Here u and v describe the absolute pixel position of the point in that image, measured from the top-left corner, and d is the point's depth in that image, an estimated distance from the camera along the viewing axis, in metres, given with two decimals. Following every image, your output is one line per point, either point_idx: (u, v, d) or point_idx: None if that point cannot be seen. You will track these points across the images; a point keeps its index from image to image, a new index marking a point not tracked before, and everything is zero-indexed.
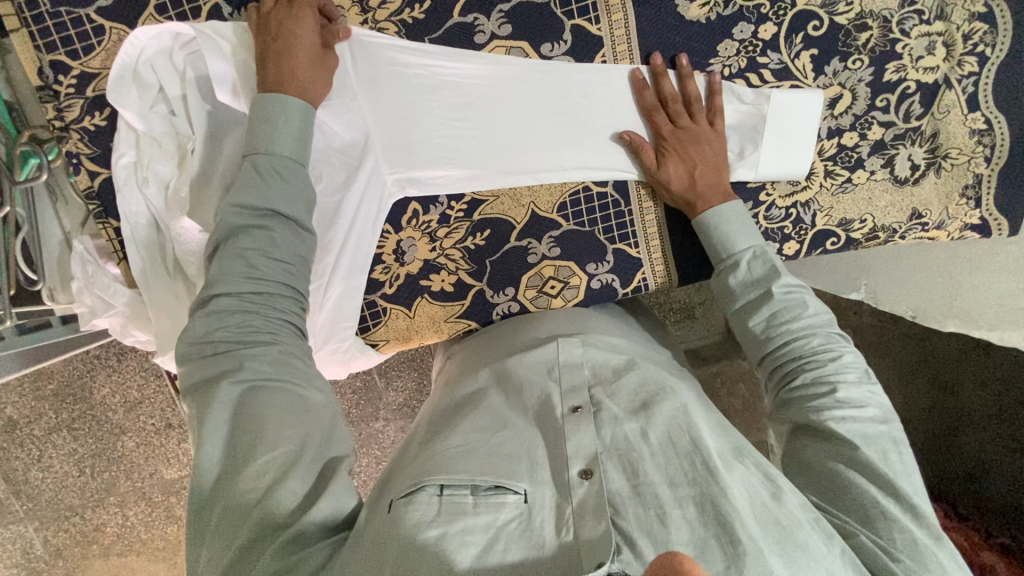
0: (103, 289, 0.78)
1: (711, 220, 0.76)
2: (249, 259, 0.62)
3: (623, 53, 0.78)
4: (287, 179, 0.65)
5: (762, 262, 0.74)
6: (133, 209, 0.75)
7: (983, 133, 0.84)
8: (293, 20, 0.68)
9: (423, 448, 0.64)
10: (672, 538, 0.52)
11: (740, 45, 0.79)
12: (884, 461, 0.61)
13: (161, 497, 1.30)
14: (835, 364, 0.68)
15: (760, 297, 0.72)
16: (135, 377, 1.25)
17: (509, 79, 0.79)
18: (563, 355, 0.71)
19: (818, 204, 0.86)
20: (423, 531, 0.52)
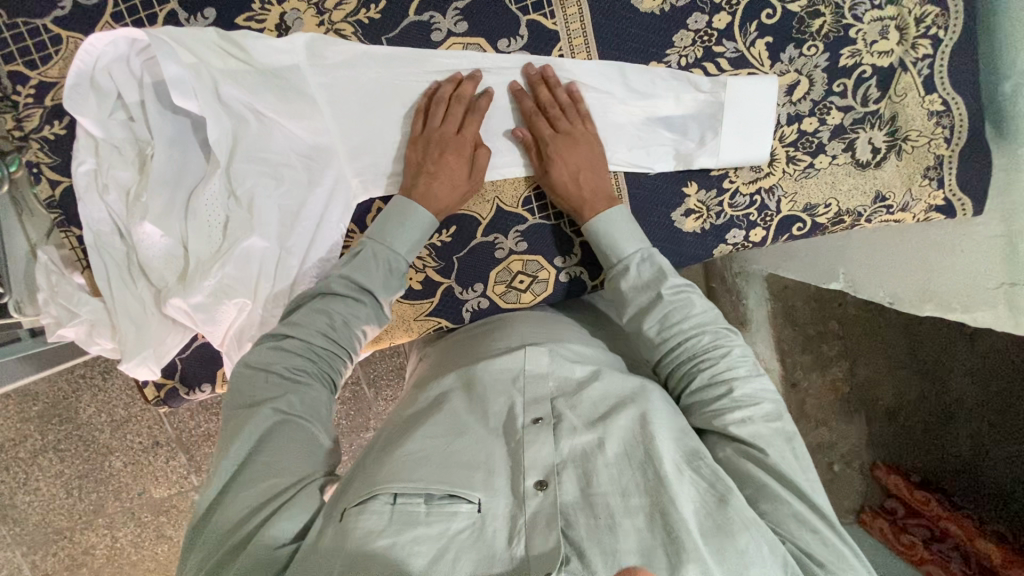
0: (68, 299, 0.78)
1: (602, 225, 0.76)
2: (329, 321, 0.69)
3: (579, 46, 0.79)
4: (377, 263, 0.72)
5: (649, 264, 0.74)
6: (95, 216, 0.75)
7: (941, 115, 0.85)
8: (454, 148, 0.75)
9: (376, 457, 0.63)
10: (620, 546, 0.53)
11: (695, 35, 0.80)
12: (785, 458, 0.61)
13: (150, 516, 1.28)
14: (724, 363, 0.67)
15: (649, 301, 0.72)
16: (121, 396, 1.24)
17: (469, 75, 0.78)
18: (529, 365, 0.70)
19: (782, 189, 0.87)
20: (372, 540, 0.52)
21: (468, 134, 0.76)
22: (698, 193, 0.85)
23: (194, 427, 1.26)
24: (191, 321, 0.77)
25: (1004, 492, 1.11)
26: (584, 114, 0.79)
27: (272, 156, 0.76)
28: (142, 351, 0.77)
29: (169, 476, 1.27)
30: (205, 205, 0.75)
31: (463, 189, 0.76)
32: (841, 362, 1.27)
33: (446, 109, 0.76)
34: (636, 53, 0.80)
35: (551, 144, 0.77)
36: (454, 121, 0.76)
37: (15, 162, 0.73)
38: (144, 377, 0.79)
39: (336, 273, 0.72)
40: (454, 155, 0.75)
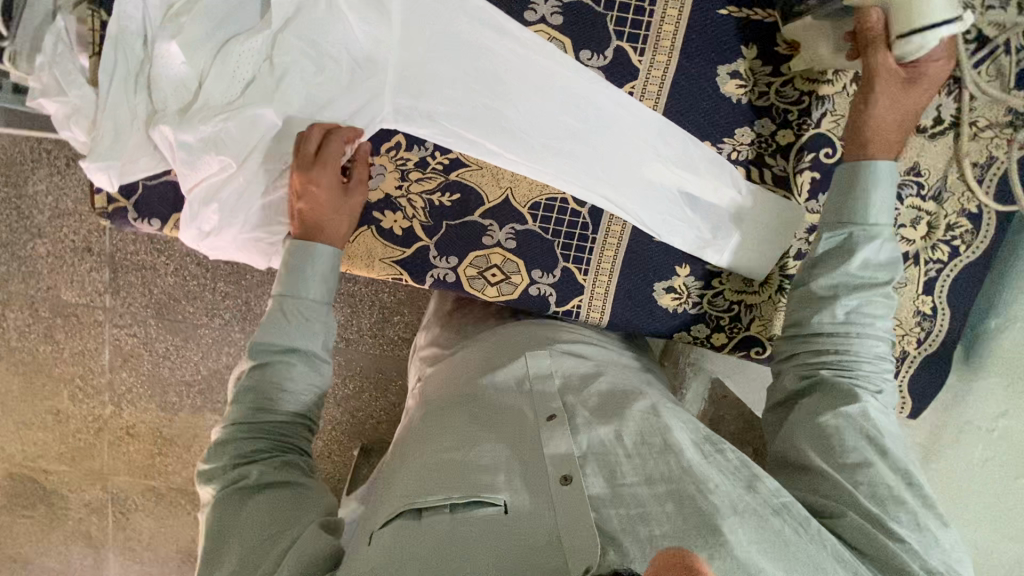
0: (62, 73, 0.75)
1: (867, 177, 0.70)
2: (267, 392, 0.68)
3: (651, 93, 0.79)
4: (301, 316, 0.71)
5: (884, 244, 0.70)
6: (128, 10, 0.73)
7: (926, 318, 0.89)
8: (315, 171, 0.74)
9: (412, 461, 0.67)
10: (656, 532, 0.55)
11: (756, 138, 0.81)
12: (900, 457, 0.63)
13: (48, 313, 1.28)
14: (872, 383, 0.68)
15: (863, 282, 0.70)
16: (73, 187, 1.21)
17: (539, 65, 0.77)
18: (532, 369, 0.74)
19: (759, 311, 0.88)
20: (412, 545, 0.55)
21: (326, 159, 0.74)
22: (687, 277, 0.86)
23: (131, 253, 1.25)
24: (171, 156, 0.75)
25: None
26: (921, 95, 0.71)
27: (322, 43, 0.74)
28: (109, 159, 0.74)
29: (86, 284, 1.26)
30: (238, 55, 0.73)
31: (347, 209, 0.76)
32: None
33: (305, 135, 0.74)
34: (696, 125, 0.80)
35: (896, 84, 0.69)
36: (311, 142, 0.74)
37: None
38: (99, 185, 0.75)
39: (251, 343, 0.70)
40: (326, 178, 0.74)
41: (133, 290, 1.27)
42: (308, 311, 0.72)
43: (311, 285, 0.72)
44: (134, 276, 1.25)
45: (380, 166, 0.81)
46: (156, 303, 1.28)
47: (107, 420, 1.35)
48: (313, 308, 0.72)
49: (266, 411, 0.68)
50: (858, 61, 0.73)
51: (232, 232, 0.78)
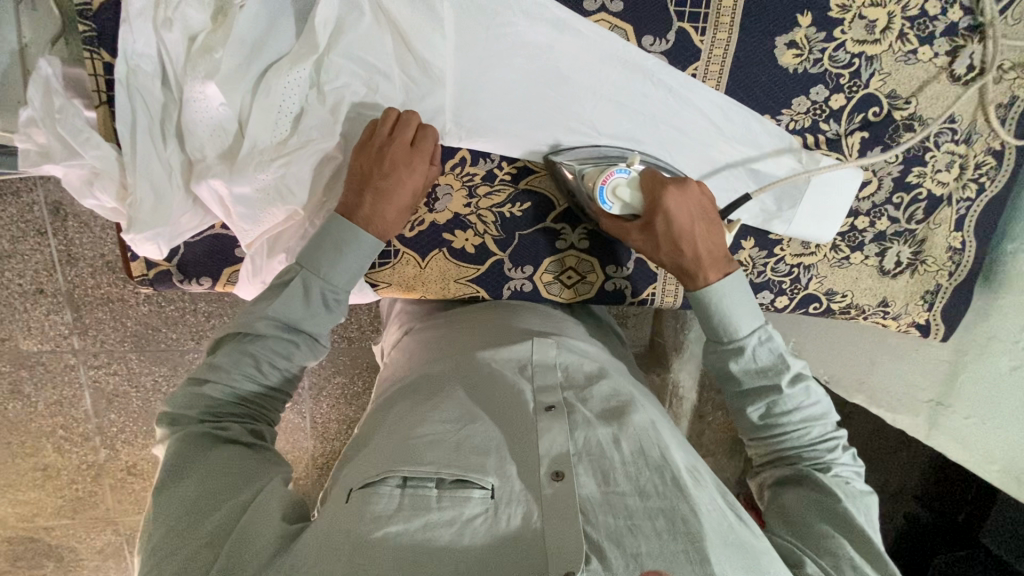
0: (69, 129, 0.64)
1: (724, 311, 0.71)
2: (257, 364, 0.65)
3: (713, 73, 0.77)
4: (326, 308, 0.67)
5: (769, 350, 0.71)
6: (139, 48, 0.62)
7: (956, 251, 0.95)
8: (407, 166, 0.68)
9: (393, 430, 0.63)
10: (642, 550, 0.52)
11: (812, 106, 0.82)
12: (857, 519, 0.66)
13: (8, 368, 1.15)
14: (819, 449, 0.71)
15: (769, 385, 0.71)
16: (6, 227, 1.06)
17: (604, 58, 0.73)
18: (537, 355, 0.71)
19: (816, 270, 0.93)
20: (383, 525, 0.52)
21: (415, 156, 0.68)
22: (752, 249, 0.89)
23: (92, 287, 1.12)
24: (223, 210, 0.68)
25: None
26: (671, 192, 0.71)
27: (373, 62, 0.67)
28: (156, 227, 0.66)
29: (45, 331, 1.14)
30: (283, 87, 0.64)
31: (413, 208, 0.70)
32: None
33: (405, 122, 0.68)
34: (756, 100, 0.80)
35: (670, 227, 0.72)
36: (410, 134, 0.67)
37: None
38: (144, 253, 0.68)
39: (257, 314, 0.65)
40: (411, 174, 0.68)
41: (103, 327, 1.15)
42: (332, 301, 0.67)
43: (342, 271, 0.66)
44: (102, 312, 1.13)
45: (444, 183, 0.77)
46: (133, 336, 1.16)
47: (103, 465, 1.26)
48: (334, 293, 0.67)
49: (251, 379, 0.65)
50: (648, 172, 0.73)
51: None
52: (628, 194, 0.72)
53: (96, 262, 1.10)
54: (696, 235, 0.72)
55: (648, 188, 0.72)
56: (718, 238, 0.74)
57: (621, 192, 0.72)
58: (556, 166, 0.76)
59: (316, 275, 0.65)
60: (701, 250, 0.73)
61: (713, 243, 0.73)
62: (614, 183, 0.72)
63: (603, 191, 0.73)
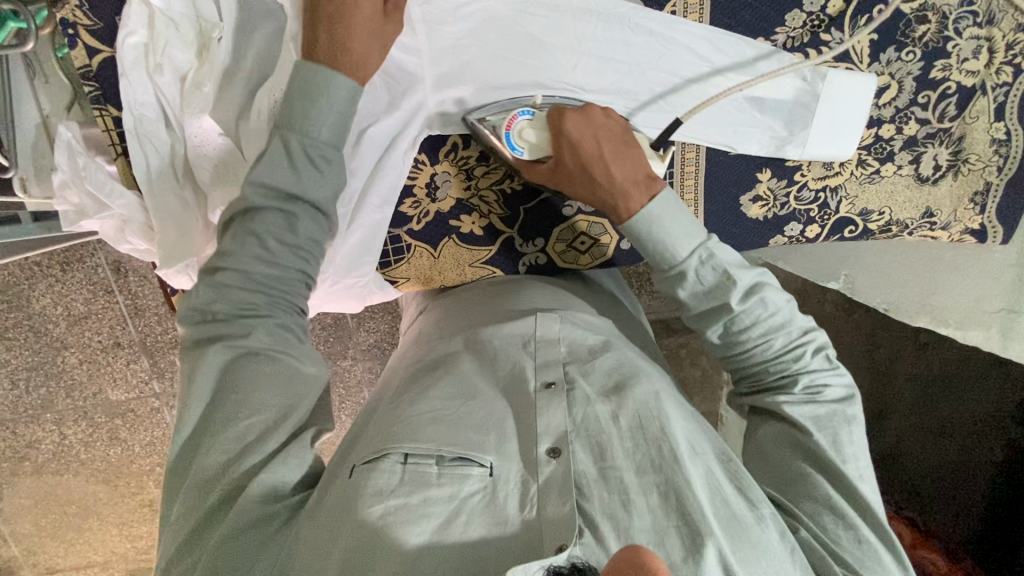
0: (95, 186, 0.70)
1: (653, 237, 0.67)
2: (262, 243, 0.61)
3: (693, 6, 0.74)
4: (314, 164, 0.62)
5: (711, 269, 0.67)
6: (138, 98, 0.66)
7: (1001, 143, 0.86)
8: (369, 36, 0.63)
9: (391, 407, 0.66)
10: (633, 525, 0.55)
11: (807, 18, 0.77)
12: (836, 443, 0.64)
13: (105, 418, 1.27)
14: (793, 365, 0.68)
15: (719, 305, 0.67)
16: (79, 289, 1.15)
17: (576, 14, 0.72)
18: (540, 331, 0.71)
19: (845, 191, 0.88)
20: (386, 500, 0.55)
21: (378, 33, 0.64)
22: (769, 180, 0.86)
23: (161, 332, 1.21)
24: None
25: (913, 481, 1.36)
26: (575, 125, 0.69)
27: None
28: (184, 258, 0.73)
29: (128, 379, 1.25)
30: (270, 108, 0.68)
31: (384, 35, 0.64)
32: None
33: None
34: (745, 25, 0.76)
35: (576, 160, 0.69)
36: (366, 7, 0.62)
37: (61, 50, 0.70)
38: (180, 284, 0.75)
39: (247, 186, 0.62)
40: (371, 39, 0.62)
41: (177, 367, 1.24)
42: (318, 156, 0.62)
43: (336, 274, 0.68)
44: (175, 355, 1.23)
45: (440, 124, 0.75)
46: None
47: None
48: (322, 150, 0.62)
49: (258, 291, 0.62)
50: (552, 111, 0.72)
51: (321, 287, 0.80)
52: (534, 134, 0.71)
53: (161, 309, 1.19)
54: (592, 163, 0.69)
55: (551, 125, 0.70)
56: (637, 159, 0.70)
57: (527, 136, 0.71)
58: (475, 127, 0.73)
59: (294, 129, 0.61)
60: (615, 176, 0.68)
61: (629, 164, 0.69)
62: (518, 125, 0.71)
63: (511, 138, 0.72)
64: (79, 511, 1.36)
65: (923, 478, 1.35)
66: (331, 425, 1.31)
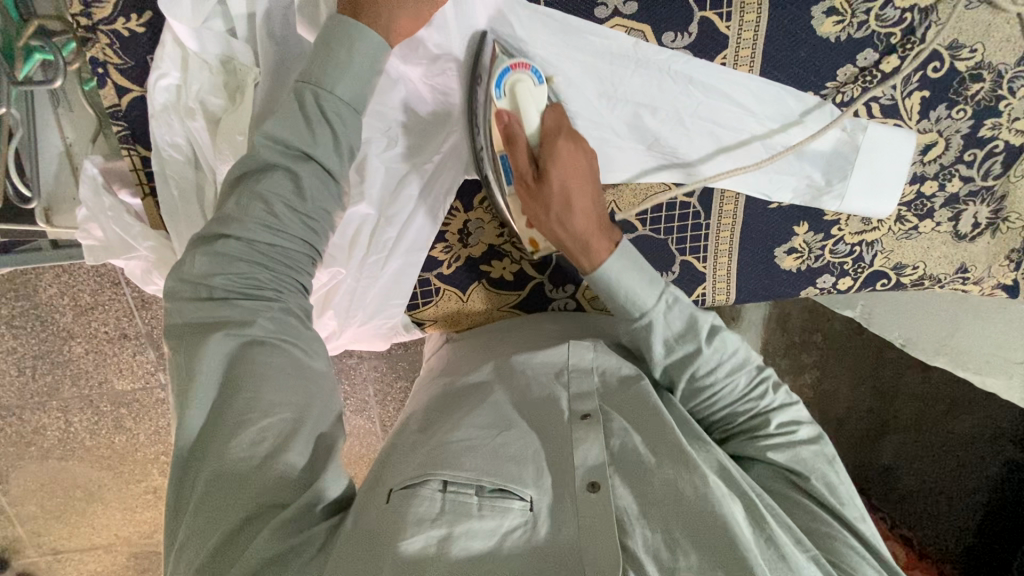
0: (123, 227, 0.69)
1: (633, 264, 0.64)
2: (268, 206, 0.57)
3: (744, 58, 0.72)
4: (328, 121, 0.57)
5: (677, 309, 0.65)
6: (170, 140, 0.64)
7: None
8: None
9: (426, 437, 0.66)
10: (681, 565, 0.54)
11: (859, 73, 0.74)
12: (831, 485, 0.63)
13: (109, 407, 1.27)
14: (764, 404, 0.66)
15: (684, 354, 0.65)
16: (87, 280, 1.16)
17: (616, 61, 0.69)
18: (573, 360, 0.71)
19: (881, 245, 0.86)
20: (428, 526, 0.55)
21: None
22: (806, 234, 0.84)
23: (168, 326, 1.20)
24: None
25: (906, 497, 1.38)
26: (576, 137, 0.64)
27: (387, 113, 0.68)
28: None
29: (134, 370, 1.23)
30: None
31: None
32: (813, 370, 1.34)
33: None
34: (795, 79, 0.74)
35: (556, 163, 0.63)
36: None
37: (89, 83, 0.68)
38: None
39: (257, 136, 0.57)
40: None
41: None
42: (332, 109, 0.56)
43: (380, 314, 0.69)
44: None
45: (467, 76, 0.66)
46: None
47: None
48: (338, 108, 0.57)
49: (262, 266, 0.59)
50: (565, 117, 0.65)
51: (353, 327, 0.79)
52: (528, 91, 0.64)
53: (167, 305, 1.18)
54: (572, 196, 0.63)
55: (553, 122, 0.64)
56: (602, 204, 0.65)
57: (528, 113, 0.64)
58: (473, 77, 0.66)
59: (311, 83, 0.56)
60: (579, 222, 0.63)
61: (597, 207, 0.65)
62: (520, 74, 0.64)
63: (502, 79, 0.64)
64: (82, 495, 1.36)
65: (918, 496, 1.37)
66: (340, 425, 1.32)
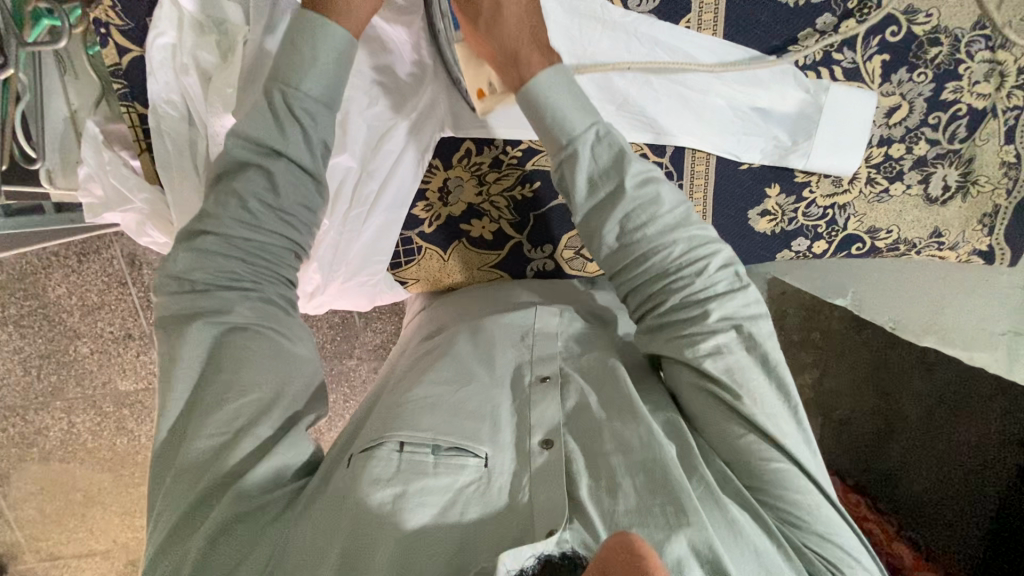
0: (121, 179, 0.74)
1: (559, 99, 0.62)
2: (244, 203, 0.61)
3: (707, 22, 0.76)
4: (299, 121, 0.61)
5: (607, 146, 0.62)
6: (165, 97, 0.69)
7: (1012, 166, 0.87)
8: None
9: (389, 397, 0.66)
10: (618, 508, 0.54)
11: (820, 37, 0.78)
12: (760, 393, 0.58)
13: (112, 408, 1.29)
14: (698, 285, 0.61)
15: (609, 195, 0.62)
16: (94, 280, 1.18)
17: (584, 24, 0.74)
18: (538, 324, 0.71)
19: (853, 209, 0.89)
20: (383, 487, 0.55)
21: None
22: (778, 196, 0.86)
23: None
24: None
25: (915, 505, 1.34)
26: None
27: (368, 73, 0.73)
28: None
29: (138, 371, 1.27)
30: None
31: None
32: (812, 370, 1.34)
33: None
34: (758, 42, 0.78)
35: None
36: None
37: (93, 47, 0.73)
38: None
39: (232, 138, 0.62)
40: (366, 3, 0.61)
41: None
42: (301, 111, 0.61)
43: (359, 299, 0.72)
44: None
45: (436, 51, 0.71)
46: None
47: None
48: (306, 104, 0.61)
49: (241, 260, 0.62)
50: None
51: (336, 284, 0.82)
52: None
53: None
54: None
55: None
56: (539, 26, 0.64)
57: None
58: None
59: (279, 82, 0.61)
60: (507, 38, 0.63)
61: (533, 20, 0.64)
62: None
63: None
64: (83, 499, 1.37)
65: (928, 503, 1.33)
66: (336, 422, 1.32)
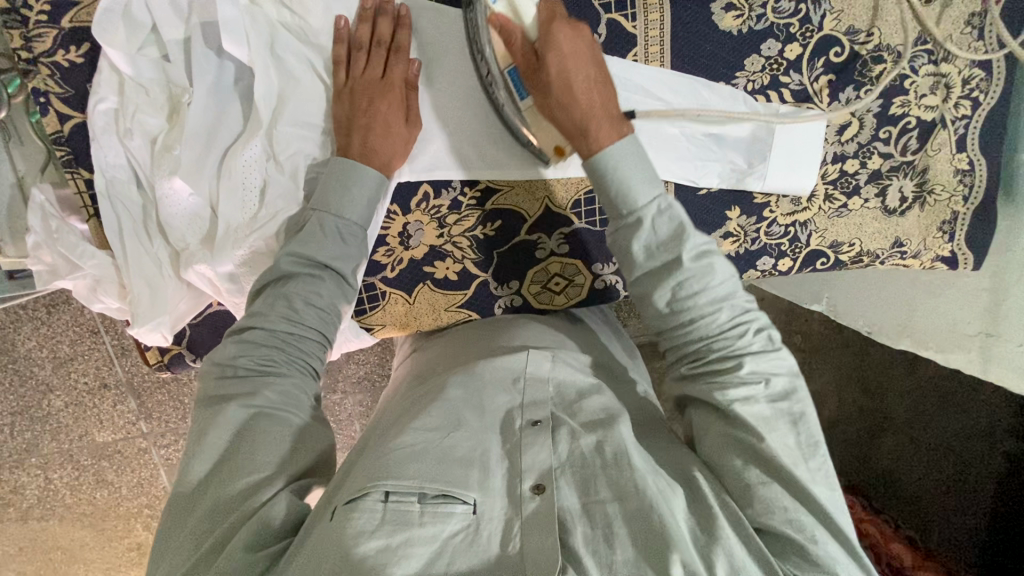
0: (67, 247, 0.71)
1: (603, 167, 0.63)
2: (290, 303, 0.65)
3: (654, 54, 0.77)
4: (340, 237, 0.67)
5: (667, 219, 0.62)
6: (110, 161, 0.67)
7: (965, 173, 0.89)
8: (384, 93, 0.68)
9: (377, 444, 0.62)
10: (617, 559, 0.52)
11: (766, 62, 0.80)
12: (786, 449, 0.57)
13: (90, 460, 1.24)
14: (742, 341, 0.61)
15: (665, 247, 0.62)
16: (65, 332, 1.16)
17: None
18: (531, 368, 0.70)
19: (814, 225, 0.89)
20: (365, 540, 0.50)
21: (392, 79, 0.69)
22: (739, 218, 0.87)
23: (148, 372, 1.20)
24: (214, 290, 0.74)
25: (913, 502, 1.31)
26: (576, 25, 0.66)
27: (315, 120, 0.70)
28: (158, 317, 0.72)
29: (116, 421, 1.22)
30: (241, 166, 0.68)
31: (403, 140, 0.70)
32: None
33: (370, 59, 0.68)
34: (705, 70, 0.79)
35: (556, 52, 0.64)
36: (376, 65, 0.68)
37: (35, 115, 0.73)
38: (153, 343, 0.73)
39: (282, 253, 0.66)
40: (389, 143, 0.69)
41: (164, 408, 1.23)
42: (347, 236, 0.67)
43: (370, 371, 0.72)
44: (162, 395, 1.21)
45: (429, 88, 0.74)
46: (192, 412, 1.24)
47: None
48: (350, 229, 0.68)
49: (279, 349, 0.64)
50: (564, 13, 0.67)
51: None
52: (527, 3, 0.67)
53: None
54: (573, 76, 0.64)
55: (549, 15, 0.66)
56: (608, 98, 0.66)
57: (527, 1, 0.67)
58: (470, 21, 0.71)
59: (327, 211, 0.67)
60: (571, 70, 0.64)
61: (604, 94, 0.66)
62: None
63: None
64: (64, 557, 1.29)
65: (926, 500, 1.29)
66: None
